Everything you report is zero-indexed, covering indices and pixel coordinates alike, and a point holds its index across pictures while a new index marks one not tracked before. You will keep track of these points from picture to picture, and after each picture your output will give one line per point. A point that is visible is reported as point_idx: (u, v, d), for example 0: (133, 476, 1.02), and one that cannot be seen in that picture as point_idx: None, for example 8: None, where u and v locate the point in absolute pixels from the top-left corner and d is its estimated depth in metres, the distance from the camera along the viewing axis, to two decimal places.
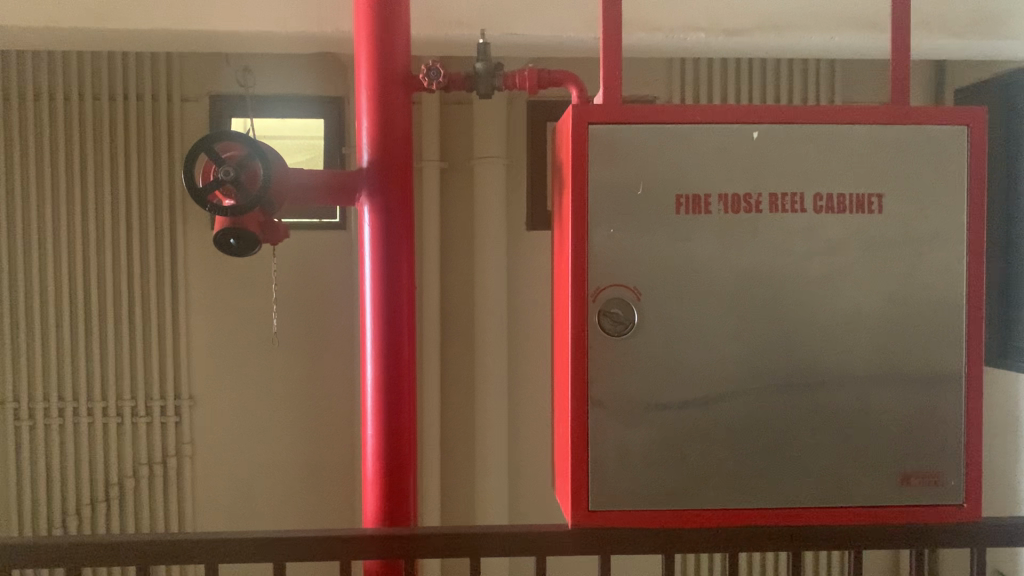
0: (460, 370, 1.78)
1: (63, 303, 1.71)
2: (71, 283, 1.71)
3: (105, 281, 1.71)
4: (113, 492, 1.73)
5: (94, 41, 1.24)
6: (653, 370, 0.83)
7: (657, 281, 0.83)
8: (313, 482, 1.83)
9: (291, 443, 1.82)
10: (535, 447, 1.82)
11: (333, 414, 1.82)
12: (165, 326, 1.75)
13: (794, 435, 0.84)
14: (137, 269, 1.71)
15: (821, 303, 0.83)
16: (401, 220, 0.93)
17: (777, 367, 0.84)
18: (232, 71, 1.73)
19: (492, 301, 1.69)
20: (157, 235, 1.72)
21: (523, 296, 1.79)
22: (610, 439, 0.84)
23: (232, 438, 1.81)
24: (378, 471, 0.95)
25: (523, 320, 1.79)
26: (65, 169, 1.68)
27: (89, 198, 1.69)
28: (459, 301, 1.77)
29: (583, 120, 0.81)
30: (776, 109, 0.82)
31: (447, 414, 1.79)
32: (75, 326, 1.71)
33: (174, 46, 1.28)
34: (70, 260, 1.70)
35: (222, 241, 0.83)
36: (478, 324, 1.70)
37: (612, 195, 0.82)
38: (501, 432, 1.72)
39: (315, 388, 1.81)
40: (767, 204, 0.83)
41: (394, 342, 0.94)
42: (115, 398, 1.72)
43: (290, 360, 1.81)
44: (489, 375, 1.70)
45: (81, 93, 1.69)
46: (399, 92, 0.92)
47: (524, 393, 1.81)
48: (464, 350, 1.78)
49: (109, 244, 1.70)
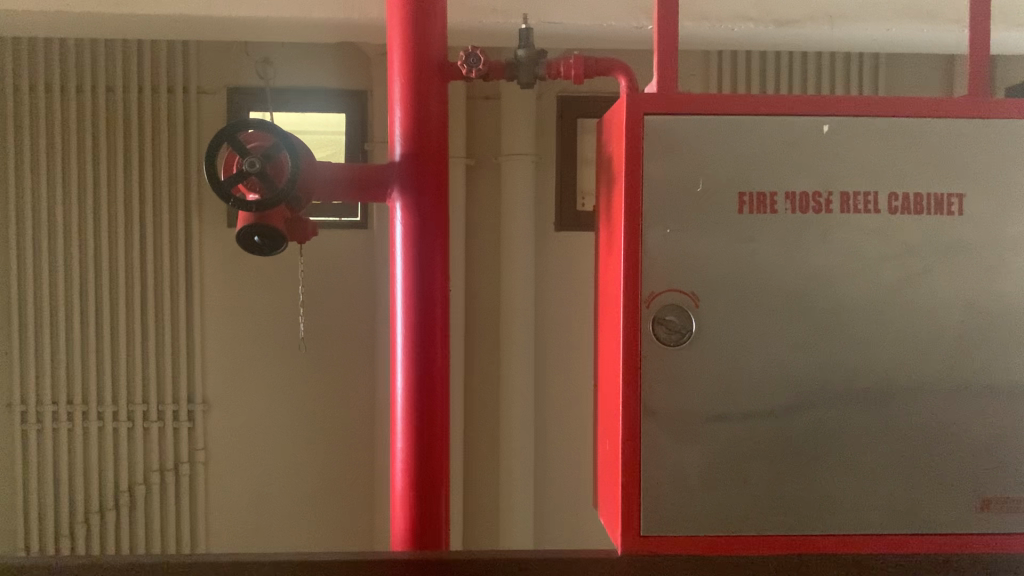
0: (484, 400, 1.53)
1: (69, 288, 1.48)
2: (72, 267, 1.48)
3: (117, 270, 1.48)
4: (123, 499, 1.49)
5: (126, 17, 1.12)
6: (710, 383, 0.77)
7: (717, 287, 0.76)
8: (330, 501, 1.57)
9: (310, 463, 1.56)
10: (565, 490, 1.56)
11: (348, 437, 1.56)
12: (175, 317, 1.50)
13: (864, 457, 0.78)
14: (151, 252, 1.48)
15: (895, 312, 0.77)
16: (435, 219, 0.87)
17: (846, 380, 0.77)
18: (252, 63, 1.52)
19: (518, 320, 1.46)
20: (169, 218, 1.49)
21: (558, 313, 1.54)
22: (664, 457, 0.77)
23: (239, 454, 1.55)
24: (408, 488, 0.89)
25: (556, 341, 1.54)
26: (72, 138, 1.46)
27: (97, 171, 1.47)
28: (483, 320, 1.53)
29: (638, 110, 0.75)
30: (849, 101, 0.75)
31: (471, 448, 1.54)
32: (85, 315, 1.49)
33: (204, 30, 1.20)
34: (71, 243, 1.47)
35: (246, 238, 0.77)
36: (502, 347, 1.47)
37: (669, 192, 0.75)
38: (527, 470, 1.47)
39: (330, 409, 1.55)
40: (838, 203, 0.76)
41: (427, 352, 0.88)
42: (125, 399, 1.49)
43: (307, 375, 1.55)
44: (517, 406, 1.46)
45: (93, 51, 1.47)
46: (434, 81, 0.86)
47: (556, 420, 1.55)
48: (491, 378, 1.53)
49: (120, 232, 1.47)
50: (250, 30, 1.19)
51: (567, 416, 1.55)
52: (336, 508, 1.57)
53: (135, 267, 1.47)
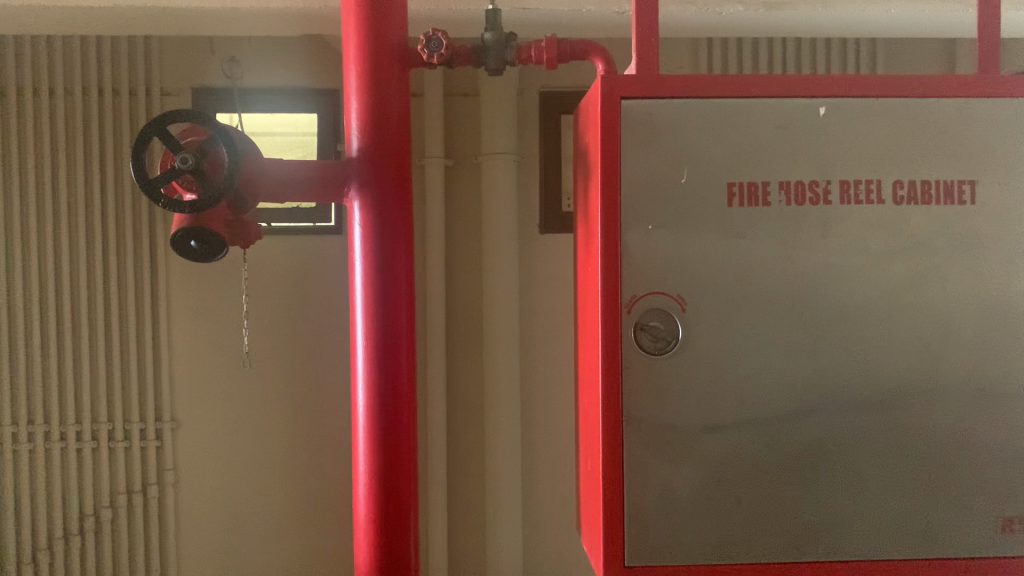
0: (467, 425, 1.35)
1: (26, 296, 1.35)
2: (28, 273, 1.35)
3: (77, 277, 1.35)
4: (89, 525, 1.37)
5: (74, 8, 1.02)
6: (699, 395, 0.69)
7: (706, 288, 0.69)
8: (307, 526, 1.43)
9: (285, 484, 1.43)
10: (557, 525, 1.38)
11: (328, 453, 1.42)
12: (141, 326, 1.37)
13: (872, 474, 0.70)
14: (115, 258, 1.35)
15: (903, 313, 0.69)
16: (398, 219, 0.80)
17: (850, 389, 0.70)
18: (216, 60, 1.38)
19: (502, 335, 1.28)
20: (134, 221, 1.36)
21: (547, 322, 1.36)
22: (651, 478, 0.69)
23: (211, 478, 1.42)
24: (372, 514, 0.82)
25: (544, 358, 1.36)
26: (25, 130, 1.33)
27: (57, 171, 1.34)
28: (466, 335, 1.35)
29: (615, 93, 0.68)
30: (846, 80, 0.68)
31: (452, 477, 1.36)
32: (44, 326, 1.35)
33: (163, 22, 1.11)
34: (24, 247, 1.34)
35: (182, 242, 0.71)
36: (485, 366, 1.30)
37: (651, 184, 0.68)
38: (515, 498, 1.29)
39: (299, 429, 1.42)
40: (837, 194, 0.69)
41: (390, 366, 0.81)
42: (89, 418, 1.36)
43: (281, 396, 1.42)
44: (501, 432, 1.28)
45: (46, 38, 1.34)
46: (393, 69, 0.79)
47: (546, 444, 1.36)
48: (475, 400, 1.35)
49: (80, 237, 1.34)
50: (213, 21, 1.10)
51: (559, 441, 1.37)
52: (316, 529, 1.43)
53: (98, 278, 1.35)
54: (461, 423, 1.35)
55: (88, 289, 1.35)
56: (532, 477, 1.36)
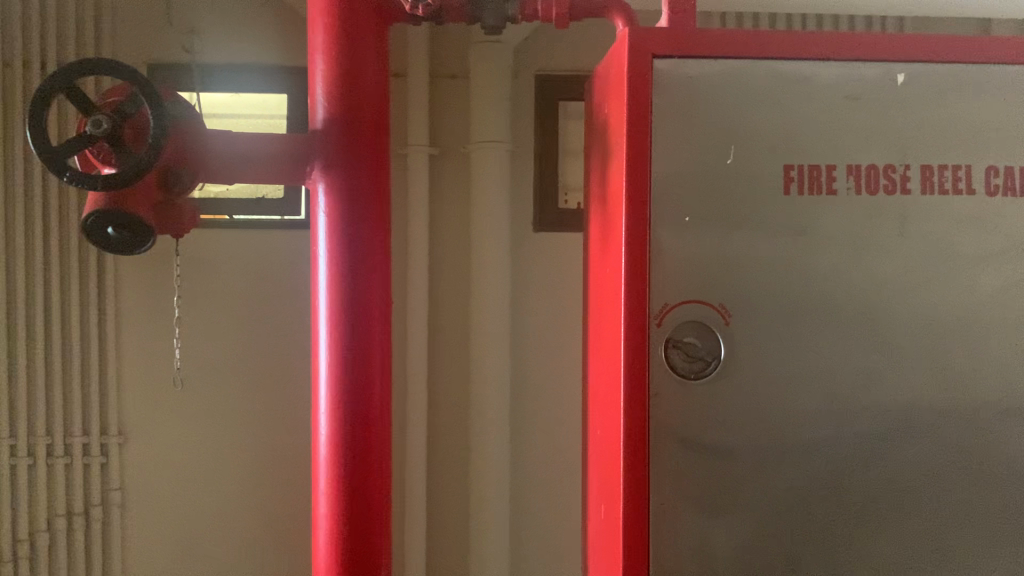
0: (452, 444, 1.19)
1: None
2: None
3: (13, 264, 1.11)
4: (21, 553, 1.12)
5: None
6: (743, 429, 0.55)
7: (753, 296, 0.55)
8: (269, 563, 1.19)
9: (246, 512, 1.19)
10: (551, 561, 1.19)
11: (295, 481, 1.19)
12: (86, 326, 1.14)
13: (953, 527, 0.57)
14: (55, 246, 1.12)
15: (997, 330, 0.56)
16: (371, 210, 0.67)
17: (932, 424, 0.56)
18: (174, 32, 1.14)
19: (490, 346, 1.11)
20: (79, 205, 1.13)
21: (544, 330, 1.18)
22: (684, 530, 0.56)
23: (161, 505, 1.18)
24: (337, 561, 0.68)
25: (540, 370, 1.18)
26: None
27: None
28: (450, 346, 1.19)
29: (646, 50, 0.54)
30: (931, 40, 0.55)
31: (433, 502, 1.19)
32: None
33: None
34: None
35: (96, 227, 0.59)
36: (471, 382, 1.13)
37: (690, 165, 0.54)
38: (504, 530, 1.13)
39: (259, 453, 1.18)
40: (917, 180, 0.55)
41: (358, 382, 0.67)
42: (23, 429, 1.12)
43: (245, 414, 1.18)
44: (488, 454, 1.12)
45: None
46: (369, 24, 0.65)
47: (541, 468, 1.18)
48: (459, 417, 1.19)
49: (16, 216, 1.10)
50: None
51: (554, 463, 1.18)
52: (280, 565, 1.19)
53: (33, 269, 1.11)
54: (444, 444, 1.19)
55: (23, 279, 1.12)
56: (523, 506, 1.19)
